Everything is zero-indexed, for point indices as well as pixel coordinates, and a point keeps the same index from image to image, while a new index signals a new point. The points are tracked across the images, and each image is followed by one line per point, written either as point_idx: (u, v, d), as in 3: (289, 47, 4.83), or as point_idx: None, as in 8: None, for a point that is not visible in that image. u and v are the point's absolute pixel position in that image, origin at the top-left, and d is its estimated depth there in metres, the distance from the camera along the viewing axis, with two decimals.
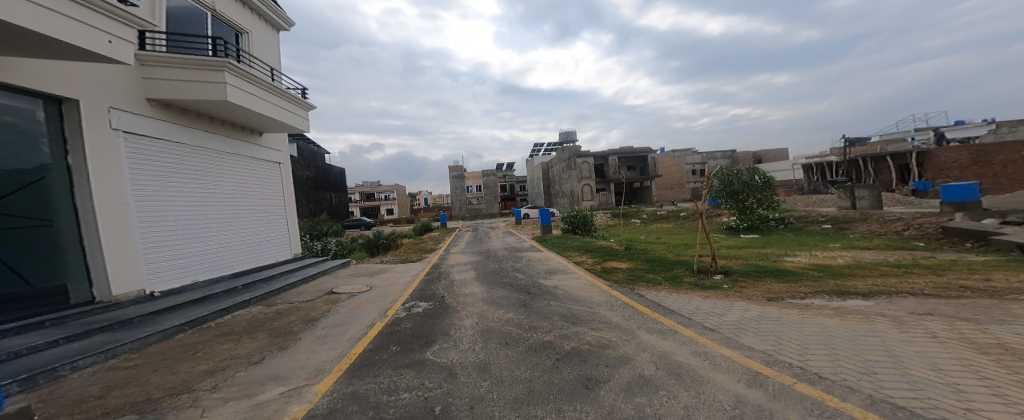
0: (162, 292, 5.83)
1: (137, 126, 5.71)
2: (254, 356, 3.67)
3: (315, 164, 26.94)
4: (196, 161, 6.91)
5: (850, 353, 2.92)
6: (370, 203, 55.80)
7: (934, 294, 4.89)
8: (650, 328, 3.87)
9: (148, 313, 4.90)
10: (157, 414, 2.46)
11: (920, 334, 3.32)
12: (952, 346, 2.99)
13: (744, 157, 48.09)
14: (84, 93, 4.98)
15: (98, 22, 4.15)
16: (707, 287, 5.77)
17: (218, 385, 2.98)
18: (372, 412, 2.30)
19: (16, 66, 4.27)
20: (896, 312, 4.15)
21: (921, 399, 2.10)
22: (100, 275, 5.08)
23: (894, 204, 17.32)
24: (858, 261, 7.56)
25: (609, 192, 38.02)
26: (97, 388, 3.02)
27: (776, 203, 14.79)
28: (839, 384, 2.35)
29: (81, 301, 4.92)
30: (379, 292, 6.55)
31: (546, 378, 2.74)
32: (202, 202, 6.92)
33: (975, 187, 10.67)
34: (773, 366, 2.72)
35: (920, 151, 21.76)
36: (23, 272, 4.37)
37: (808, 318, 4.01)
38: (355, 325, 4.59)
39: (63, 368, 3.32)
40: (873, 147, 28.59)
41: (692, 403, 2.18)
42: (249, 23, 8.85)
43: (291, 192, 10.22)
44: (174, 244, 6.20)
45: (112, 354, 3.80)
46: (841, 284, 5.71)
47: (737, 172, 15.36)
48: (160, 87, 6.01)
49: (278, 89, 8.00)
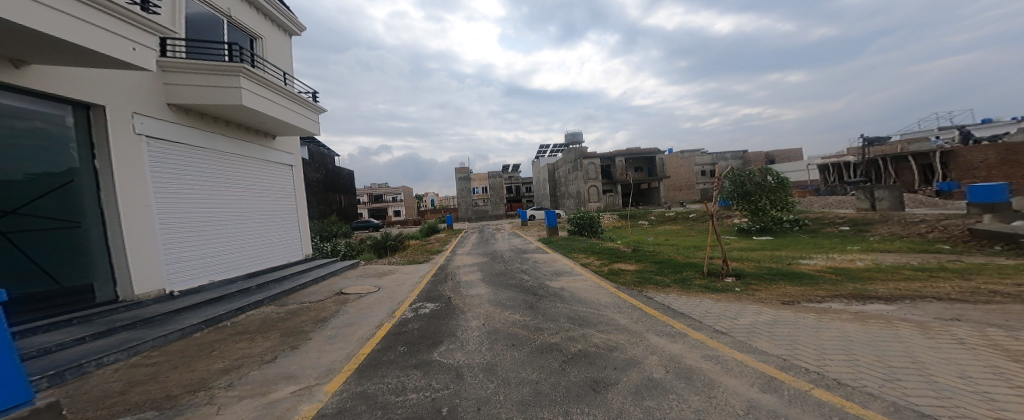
0: (180, 292, 6.00)
1: (158, 130, 5.92)
2: (267, 355, 3.75)
3: (326, 166, 27.62)
4: (212, 163, 7.11)
5: (871, 359, 2.81)
6: (379, 204, 56.59)
7: (961, 300, 4.67)
8: (659, 331, 3.81)
9: (168, 312, 5.06)
10: (174, 411, 2.52)
11: (948, 341, 3.17)
12: (981, 353, 2.85)
13: (758, 158, 46.98)
14: (109, 100, 5.21)
15: (123, 31, 4.34)
16: (718, 289, 5.64)
17: (232, 383, 3.05)
18: (381, 412, 2.32)
19: (47, 74, 4.50)
20: (921, 317, 3.98)
21: (948, 408, 2.00)
22: (123, 275, 5.27)
23: (917, 206, 16.65)
24: (878, 264, 7.30)
25: (616, 194, 37.70)
26: (120, 384, 3.14)
27: (791, 204, 14.39)
28: (859, 391, 2.26)
29: (105, 300, 5.11)
30: (388, 293, 6.62)
31: (552, 380, 2.72)
32: (218, 204, 7.12)
33: (1005, 187, 10.12)
34: (789, 371, 2.64)
35: (944, 151, 20.95)
36: (52, 272, 4.57)
37: (826, 323, 3.88)
38: (364, 326, 4.65)
39: (88, 364, 3.45)
40: (893, 146, 27.63)
41: (704, 408, 2.14)
42: (262, 28, 9.12)
43: (302, 193, 10.44)
44: (192, 245, 6.39)
45: (134, 352, 3.94)
46: (860, 288, 5.50)
47: (749, 172, 14.97)
48: (181, 93, 6.26)
49: (290, 92, 8.21)
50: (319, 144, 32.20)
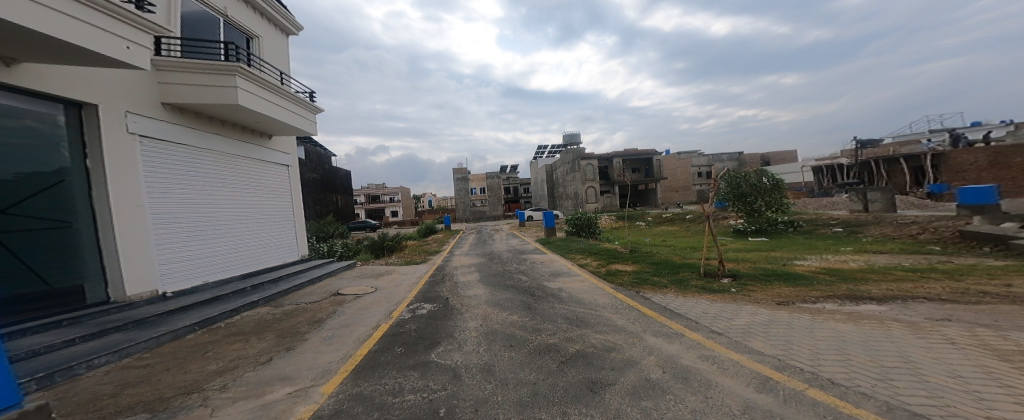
0: (174, 293, 5.94)
1: (152, 130, 5.87)
2: (263, 356, 3.73)
3: (323, 166, 27.55)
4: (207, 163, 7.05)
5: (864, 359, 2.85)
6: (376, 205, 56.29)
7: (952, 300, 4.74)
8: (656, 331, 3.83)
9: (161, 313, 5.01)
10: (167, 414, 2.50)
11: (939, 341, 3.22)
12: (971, 353, 2.90)
13: (753, 160, 47.44)
14: (103, 99, 5.14)
15: (117, 30, 4.29)
16: (714, 290, 5.68)
17: (227, 385, 3.02)
18: (378, 414, 2.31)
19: (39, 72, 4.44)
20: (912, 317, 4.04)
21: (939, 407, 2.03)
22: (116, 276, 5.22)
23: (909, 207, 16.90)
24: (871, 265, 7.39)
25: (613, 195, 37.77)
26: (111, 387, 3.10)
27: (786, 206, 14.53)
28: (852, 390, 2.29)
29: (97, 301, 5.04)
30: (384, 293, 6.60)
31: (550, 380, 2.72)
32: (213, 204, 7.06)
33: (994, 190, 10.33)
34: (783, 371, 2.66)
35: (935, 153, 21.30)
36: (41, 273, 4.50)
37: (819, 323, 3.93)
38: (361, 327, 4.63)
39: (79, 366, 3.41)
40: (886, 149, 28.00)
41: (700, 408, 2.16)
42: (259, 27, 9.07)
43: (298, 194, 10.38)
44: (186, 245, 6.33)
45: (126, 353, 3.89)
46: (854, 288, 5.56)
47: (744, 174, 15.18)
48: (175, 92, 6.20)
49: (287, 92, 8.16)
50: (316, 144, 32.12)
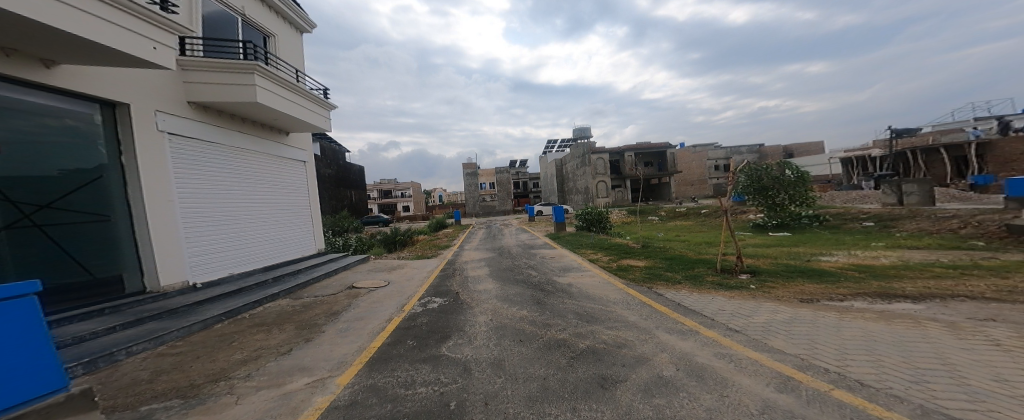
0: (202, 284, 6.20)
1: (179, 128, 6.12)
2: (283, 347, 3.85)
3: (337, 163, 28.40)
4: (230, 160, 7.33)
5: (897, 360, 2.67)
6: (389, 201, 57.04)
7: (997, 299, 4.39)
8: (669, 328, 3.72)
9: (190, 304, 5.25)
10: (197, 400, 2.62)
11: (981, 342, 2.99)
12: (1018, 355, 2.67)
13: (775, 153, 45.73)
14: (135, 99, 5.42)
15: (142, 30, 4.46)
16: (731, 287, 5.49)
17: (250, 374, 3.14)
18: (390, 405, 2.34)
19: (75, 73, 4.71)
20: (952, 317, 3.76)
21: (981, 412, 1.88)
22: (150, 266, 5.51)
23: (948, 204, 14.94)
24: (904, 261, 6.97)
25: (626, 189, 36.84)
26: (147, 373, 3.27)
27: (810, 199, 13.90)
28: (884, 392, 2.15)
29: (134, 291, 5.35)
30: (397, 287, 6.70)
31: (560, 376, 2.69)
32: (235, 199, 7.30)
33: None
34: (807, 371, 2.53)
35: (979, 142, 19.90)
36: (85, 264, 4.85)
37: (847, 322, 3.71)
38: (374, 320, 4.72)
39: (119, 352, 3.62)
40: (924, 138, 26.30)
41: (715, 406, 2.08)
42: (275, 26, 9.31)
43: (313, 189, 10.63)
44: (212, 237, 6.61)
45: (160, 342, 4.10)
46: (886, 285, 5.27)
47: (766, 167, 14.66)
48: (199, 91, 6.44)
49: (303, 90, 8.37)
50: (330, 141, 32.99)
